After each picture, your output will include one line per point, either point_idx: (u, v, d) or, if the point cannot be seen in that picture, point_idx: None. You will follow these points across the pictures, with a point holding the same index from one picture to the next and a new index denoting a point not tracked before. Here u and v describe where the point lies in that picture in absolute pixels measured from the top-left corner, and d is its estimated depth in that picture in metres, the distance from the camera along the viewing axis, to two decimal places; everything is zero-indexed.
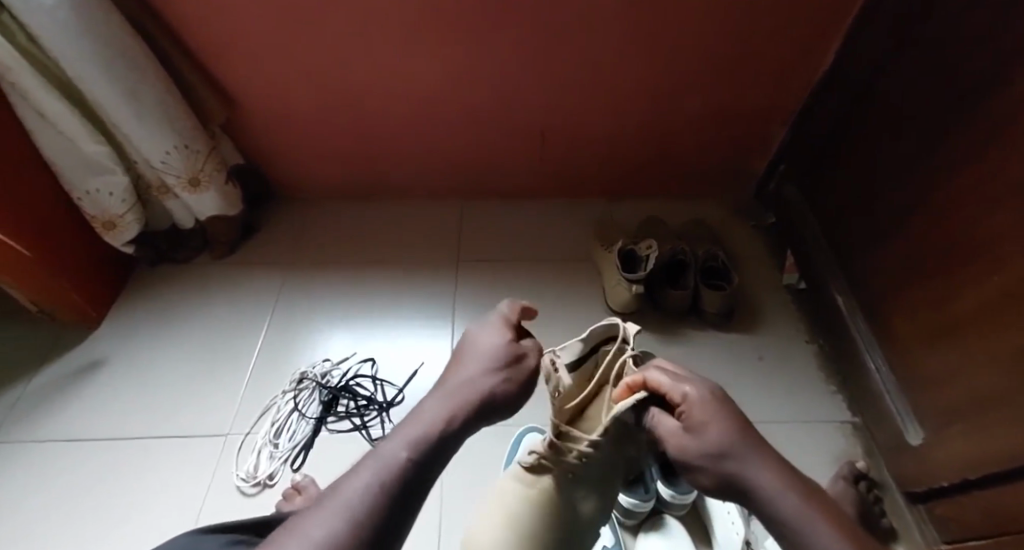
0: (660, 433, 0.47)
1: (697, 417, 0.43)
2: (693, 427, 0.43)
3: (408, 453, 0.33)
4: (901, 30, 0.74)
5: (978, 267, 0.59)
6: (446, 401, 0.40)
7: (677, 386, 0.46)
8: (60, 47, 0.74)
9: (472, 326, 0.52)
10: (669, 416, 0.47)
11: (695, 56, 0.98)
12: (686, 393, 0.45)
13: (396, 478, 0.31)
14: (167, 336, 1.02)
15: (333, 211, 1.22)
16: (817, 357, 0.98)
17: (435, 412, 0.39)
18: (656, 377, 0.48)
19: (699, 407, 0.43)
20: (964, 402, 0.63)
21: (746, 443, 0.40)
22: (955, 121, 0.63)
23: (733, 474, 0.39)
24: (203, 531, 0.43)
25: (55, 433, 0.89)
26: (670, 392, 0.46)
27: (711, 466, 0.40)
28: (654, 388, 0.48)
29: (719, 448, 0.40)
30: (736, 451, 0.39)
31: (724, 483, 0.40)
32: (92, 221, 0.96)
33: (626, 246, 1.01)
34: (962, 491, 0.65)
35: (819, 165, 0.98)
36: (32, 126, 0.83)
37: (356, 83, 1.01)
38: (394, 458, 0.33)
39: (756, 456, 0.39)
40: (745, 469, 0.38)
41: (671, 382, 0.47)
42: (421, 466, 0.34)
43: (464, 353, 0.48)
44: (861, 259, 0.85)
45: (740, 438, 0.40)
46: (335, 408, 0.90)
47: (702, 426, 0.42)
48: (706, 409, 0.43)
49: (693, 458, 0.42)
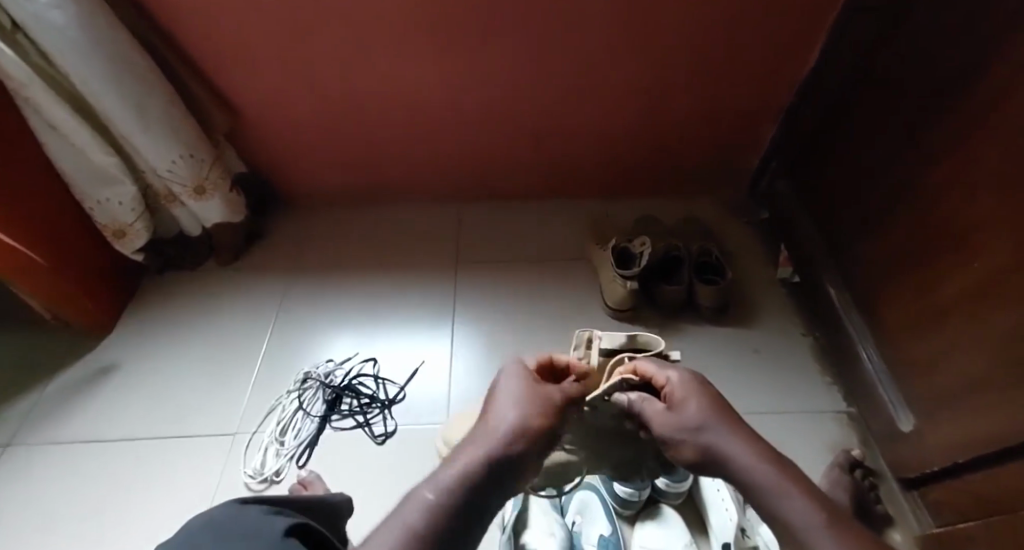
0: (645, 412, 0.56)
1: (679, 397, 0.53)
2: (674, 403, 0.53)
3: (437, 497, 0.39)
4: (886, 22, 0.75)
5: (963, 256, 0.60)
6: (474, 451, 0.43)
7: (662, 371, 0.56)
8: (71, 63, 0.78)
9: (504, 372, 0.54)
10: (652, 399, 0.57)
11: (685, 55, 0.99)
12: (670, 377, 0.55)
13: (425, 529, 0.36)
14: (176, 340, 1.05)
15: (335, 216, 1.25)
16: (811, 349, 0.99)
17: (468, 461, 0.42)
18: (644, 365, 0.58)
19: (682, 388, 0.53)
20: (953, 387, 0.64)
21: (719, 418, 0.50)
22: (937, 109, 0.64)
23: (711, 443, 0.49)
24: (242, 502, 0.34)
25: (70, 435, 0.92)
26: (657, 378, 0.57)
27: (691, 439, 0.50)
28: (643, 375, 0.58)
29: (697, 421, 0.50)
30: (710, 424, 0.50)
31: (706, 453, 0.49)
32: (103, 229, 0.99)
33: (619, 245, 1.04)
34: (954, 475, 0.66)
35: (810, 160, 0.99)
36: (45, 138, 0.87)
37: (353, 91, 1.04)
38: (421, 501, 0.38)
39: (725, 429, 0.49)
40: (718, 440, 0.49)
41: (657, 369, 0.57)
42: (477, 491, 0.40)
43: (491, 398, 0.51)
44: (853, 250, 0.86)
45: (713, 413, 0.51)
46: (339, 406, 0.93)
47: (682, 403, 0.52)
48: (687, 387, 0.53)
49: (676, 429, 0.51)
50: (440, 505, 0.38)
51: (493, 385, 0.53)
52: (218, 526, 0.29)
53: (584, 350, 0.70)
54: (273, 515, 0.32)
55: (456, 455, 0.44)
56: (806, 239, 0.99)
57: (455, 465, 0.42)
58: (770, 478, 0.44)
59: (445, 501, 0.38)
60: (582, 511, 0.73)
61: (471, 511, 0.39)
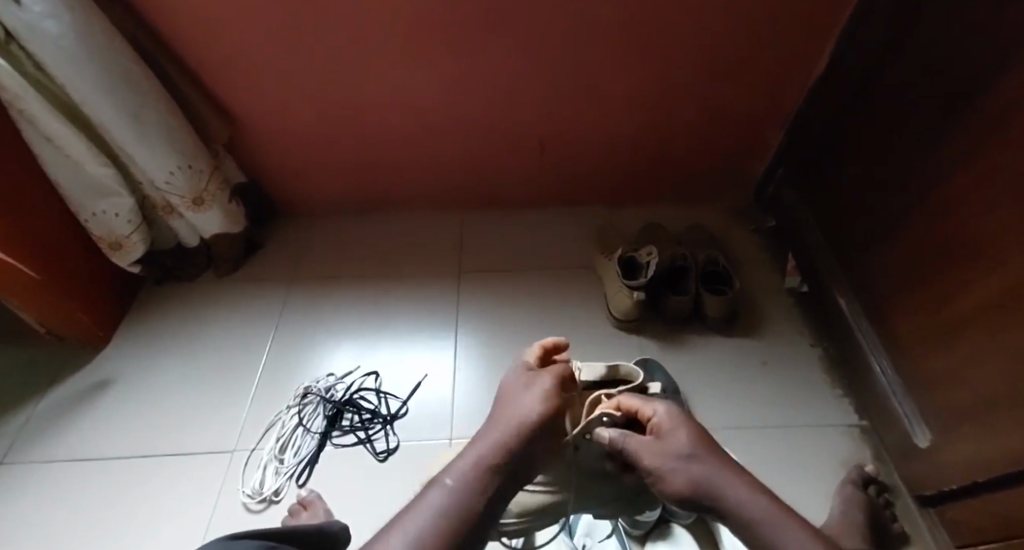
0: (631, 447, 0.50)
1: (668, 426, 0.50)
2: (663, 435, 0.50)
3: (456, 484, 0.43)
4: (897, 30, 0.74)
5: (981, 268, 0.58)
6: (485, 444, 0.47)
7: (647, 403, 0.53)
8: (66, 74, 0.77)
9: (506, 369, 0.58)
10: (632, 434, 0.52)
11: (690, 62, 0.98)
12: (657, 408, 0.52)
13: (445, 508, 0.41)
14: (172, 354, 1.03)
15: (335, 227, 1.23)
16: (821, 361, 0.97)
17: (480, 452, 0.46)
18: (629, 399, 0.54)
19: (669, 419, 0.51)
20: (970, 404, 0.63)
21: (707, 447, 0.49)
22: (951, 118, 0.62)
23: (702, 475, 0.47)
24: (231, 537, 0.40)
25: (64, 452, 0.90)
26: (642, 411, 0.53)
27: (685, 470, 0.47)
28: (627, 409, 0.54)
29: (690, 449, 0.48)
30: (699, 454, 0.48)
31: (697, 486, 0.46)
32: (99, 241, 0.97)
33: (625, 254, 1.01)
34: (973, 494, 0.64)
35: (818, 169, 0.98)
36: (40, 150, 0.85)
37: (355, 99, 1.03)
38: (444, 486, 0.43)
39: (714, 460, 0.48)
40: (708, 472, 0.47)
41: (642, 401, 0.53)
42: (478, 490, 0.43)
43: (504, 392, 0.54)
44: (863, 260, 0.84)
45: (700, 444, 0.49)
46: (340, 422, 0.91)
47: (673, 432, 0.50)
48: (675, 418, 0.51)
49: (665, 461, 0.48)
50: (458, 486, 0.43)
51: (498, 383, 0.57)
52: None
53: None
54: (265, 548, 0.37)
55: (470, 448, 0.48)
56: (815, 248, 0.98)
57: (471, 457, 0.46)
58: (765, 512, 0.43)
59: (465, 492, 0.43)
60: (590, 532, 0.72)
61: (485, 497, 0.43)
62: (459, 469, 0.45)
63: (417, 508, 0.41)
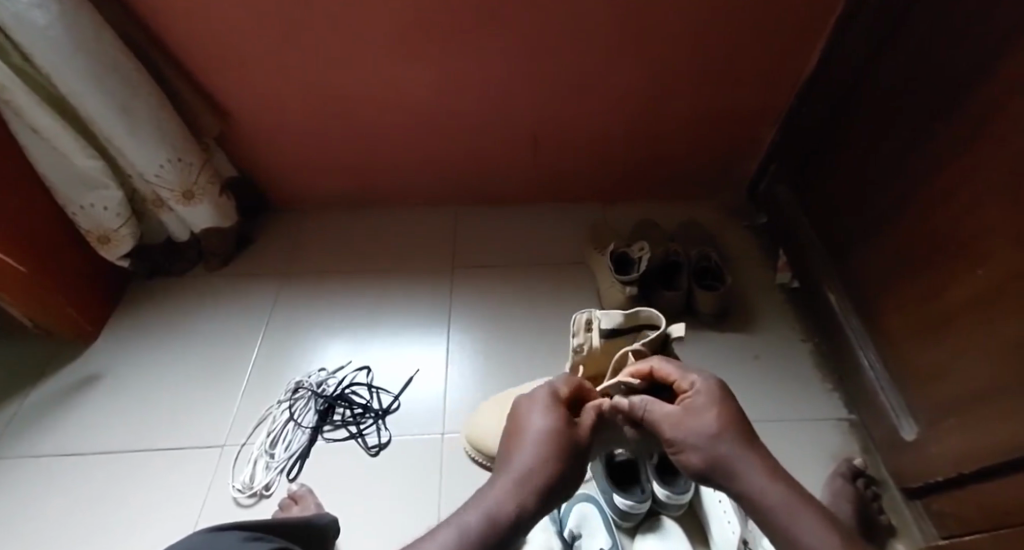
0: (652, 413, 0.51)
1: (699, 402, 0.50)
2: (691, 409, 0.50)
3: (481, 525, 0.41)
4: (886, 29, 0.74)
5: (966, 264, 0.59)
6: (513, 481, 0.44)
7: (685, 375, 0.53)
8: (54, 65, 0.76)
9: (534, 398, 0.53)
10: (655, 401, 0.52)
11: (683, 59, 0.98)
12: (694, 381, 0.52)
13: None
14: (162, 349, 1.02)
15: (328, 221, 1.23)
16: (811, 355, 0.98)
17: (509, 488, 0.44)
18: (664, 368, 0.55)
19: (703, 394, 0.50)
20: (956, 396, 0.63)
21: (732, 428, 0.48)
22: (939, 116, 0.63)
23: (723, 455, 0.46)
24: (218, 527, 0.37)
25: (52, 448, 0.89)
26: (678, 382, 0.53)
27: (708, 449, 0.47)
28: (662, 376, 0.55)
29: (715, 430, 0.47)
30: (726, 435, 0.47)
31: (712, 463, 0.47)
32: (87, 235, 0.96)
33: (616, 250, 1.03)
34: (958, 485, 0.65)
35: (810, 165, 0.99)
36: (26, 143, 0.84)
37: (348, 94, 1.02)
38: (473, 521, 0.41)
39: (739, 444, 0.47)
40: (734, 454, 0.46)
41: (680, 372, 0.54)
42: (495, 535, 0.41)
43: (527, 430, 0.49)
44: (853, 256, 0.85)
45: (729, 427, 0.48)
46: (331, 417, 0.91)
47: (702, 410, 0.49)
48: (711, 394, 0.50)
49: (689, 436, 0.48)
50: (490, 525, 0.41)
51: (523, 408, 0.53)
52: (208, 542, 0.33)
53: (584, 334, 0.69)
54: (254, 539, 0.36)
55: (491, 485, 0.45)
56: (805, 244, 0.98)
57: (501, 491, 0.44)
58: (782, 500, 0.43)
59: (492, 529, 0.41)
60: (581, 524, 0.72)
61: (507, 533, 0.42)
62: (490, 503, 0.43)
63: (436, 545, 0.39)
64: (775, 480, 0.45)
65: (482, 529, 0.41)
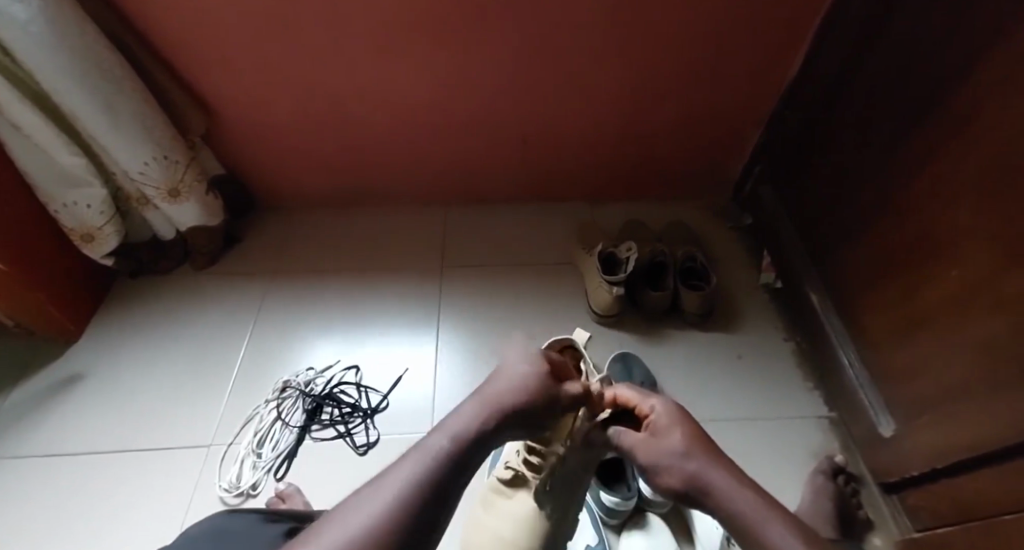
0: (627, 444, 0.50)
1: (663, 423, 0.48)
2: (658, 432, 0.47)
3: (451, 444, 0.35)
4: (866, 37, 0.76)
5: (941, 266, 0.60)
6: (480, 408, 0.40)
7: (645, 400, 0.52)
8: (35, 61, 0.74)
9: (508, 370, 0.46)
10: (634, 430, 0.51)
11: (671, 62, 1.00)
12: (654, 404, 0.50)
13: (438, 474, 0.33)
14: (146, 347, 1.01)
15: (316, 220, 1.22)
16: (794, 354, 1.00)
17: (474, 412, 0.40)
18: (625, 393, 0.54)
19: (667, 415, 0.48)
20: (930, 395, 0.65)
21: (702, 445, 0.45)
22: (915, 124, 0.65)
23: (696, 470, 0.43)
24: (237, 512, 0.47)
25: (32, 447, 0.88)
26: (640, 408, 0.52)
27: (677, 466, 0.44)
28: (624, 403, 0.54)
29: (682, 447, 0.45)
30: (696, 451, 0.44)
31: (688, 482, 0.43)
32: (70, 233, 0.95)
33: (605, 250, 1.03)
34: (933, 480, 0.67)
35: (793, 168, 1.00)
36: (7, 139, 0.82)
37: (337, 90, 1.01)
38: (433, 448, 0.35)
39: (708, 456, 0.44)
40: (703, 468, 0.43)
41: (640, 397, 0.52)
42: (461, 457, 0.35)
43: (500, 372, 0.45)
44: (834, 258, 0.87)
45: (699, 443, 0.45)
46: (319, 416, 0.90)
47: (667, 429, 0.47)
48: (672, 415, 0.48)
49: (658, 457, 0.45)
50: (433, 464, 0.33)
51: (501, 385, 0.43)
52: (226, 533, 0.42)
53: None
54: (266, 521, 0.45)
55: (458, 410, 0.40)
56: (788, 246, 1.00)
57: (502, 391, 0.42)
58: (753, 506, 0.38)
59: (440, 443, 0.35)
60: None
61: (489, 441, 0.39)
62: (485, 399, 0.41)
63: (406, 467, 0.32)
64: (748, 493, 0.39)
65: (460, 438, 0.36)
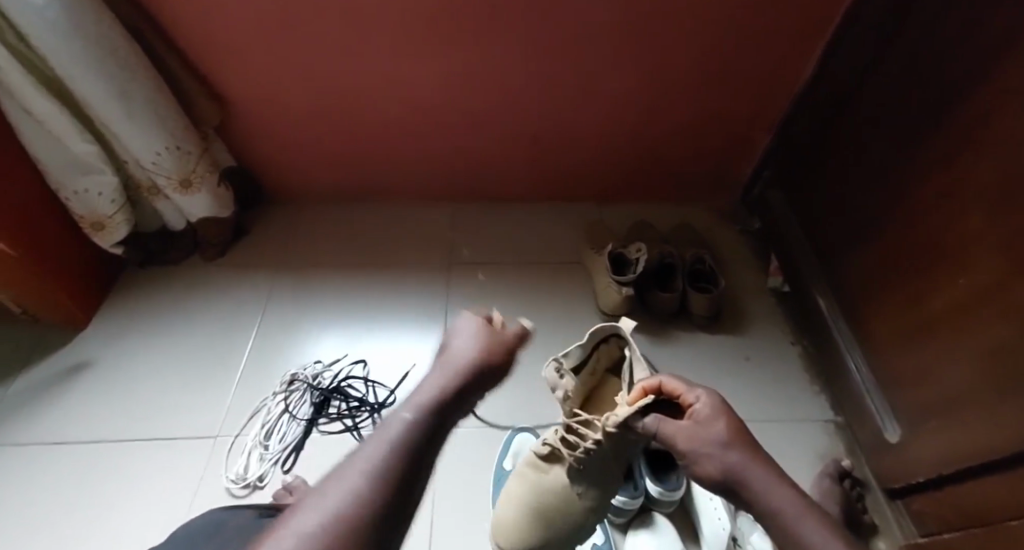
0: (664, 430, 0.48)
1: (708, 414, 0.47)
2: (701, 422, 0.47)
3: (418, 415, 0.34)
4: (880, 45, 0.77)
5: (952, 273, 0.61)
6: (444, 378, 0.40)
7: (691, 389, 0.50)
8: (52, 48, 0.74)
9: (453, 335, 0.48)
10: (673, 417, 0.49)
11: (684, 64, 1.00)
12: (700, 394, 0.49)
13: (409, 441, 0.31)
14: (153, 337, 1.01)
15: (325, 215, 1.22)
16: (800, 358, 1.00)
17: (436, 385, 0.39)
18: (670, 382, 0.51)
19: (712, 406, 0.48)
20: (938, 401, 0.66)
21: (742, 439, 0.45)
22: (927, 132, 0.65)
23: (736, 462, 0.43)
24: None
25: (38, 435, 0.87)
26: (684, 397, 0.50)
27: (719, 456, 0.44)
28: (667, 391, 0.51)
29: (726, 440, 0.45)
30: (737, 444, 0.45)
31: (728, 473, 0.43)
32: (80, 221, 0.95)
33: (614, 250, 1.03)
34: (938, 486, 0.67)
35: (802, 173, 1.01)
36: (20, 125, 0.82)
37: (350, 84, 1.01)
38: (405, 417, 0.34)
39: (749, 450, 0.44)
40: (744, 460, 0.43)
41: (686, 386, 0.50)
42: (427, 424, 0.34)
43: (449, 347, 0.46)
44: (842, 263, 0.88)
45: (739, 437, 0.46)
46: (327, 409, 0.90)
47: (712, 421, 0.47)
48: (716, 405, 0.48)
49: (700, 446, 0.45)
50: (421, 419, 0.34)
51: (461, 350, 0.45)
52: None
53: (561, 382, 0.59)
54: None
55: (423, 386, 0.39)
56: (796, 250, 1.01)
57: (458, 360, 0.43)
58: (792, 504, 0.40)
59: (415, 410, 0.35)
60: None
61: (458, 400, 0.40)
62: (447, 371, 0.41)
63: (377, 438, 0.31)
64: (783, 487, 0.41)
65: (426, 411, 0.35)
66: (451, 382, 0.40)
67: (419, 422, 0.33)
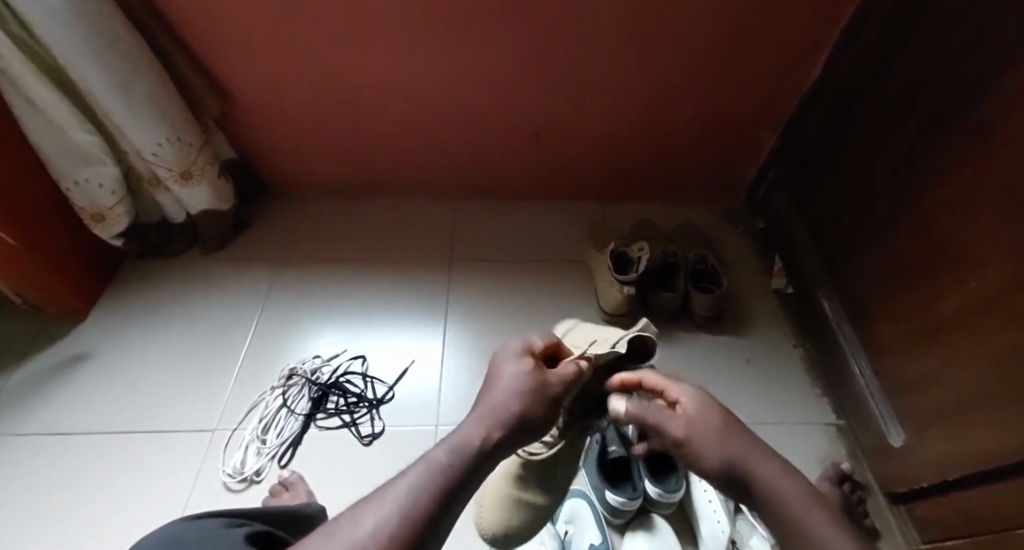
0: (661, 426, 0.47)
1: (697, 404, 0.46)
2: (690, 412, 0.46)
3: (453, 462, 0.34)
4: (890, 44, 0.75)
5: (960, 276, 0.60)
6: (484, 421, 0.40)
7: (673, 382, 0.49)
8: (53, 37, 0.74)
9: (504, 361, 0.48)
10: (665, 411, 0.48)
11: (690, 62, 0.99)
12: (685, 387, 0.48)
13: (437, 490, 0.31)
14: (153, 329, 1.01)
15: (326, 209, 1.22)
16: (803, 360, 0.99)
17: (476, 428, 0.39)
18: (651, 377, 0.51)
19: (699, 397, 0.47)
20: (944, 406, 0.64)
21: (737, 427, 0.44)
22: (937, 132, 0.64)
23: (733, 449, 0.42)
24: (197, 515, 0.36)
25: (35, 426, 0.87)
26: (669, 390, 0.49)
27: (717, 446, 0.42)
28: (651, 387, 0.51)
29: (718, 428, 0.43)
30: (730, 431, 0.43)
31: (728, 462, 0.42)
32: (80, 211, 0.95)
33: (617, 248, 1.03)
34: (942, 492, 0.66)
35: (809, 173, 0.99)
36: (22, 114, 0.82)
37: (352, 78, 1.01)
38: (437, 464, 0.34)
39: (743, 438, 0.43)
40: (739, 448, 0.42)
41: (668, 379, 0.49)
42: (460, 473, 0.34)
43: (498, 377, 0.46)
44: (848, 265, 0.87)
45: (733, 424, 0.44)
46: (325, 404, 0.90)
47: (701, 411, 0.45)
48: (703, 396, 0.47)
49: (695, 436, 0.44)
50: (452, 468, 0.34)
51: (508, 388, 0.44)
52: (187, 535, 0.32)
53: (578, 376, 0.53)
54: (233, 526, 0.35)
55: (463, 425, 0.39)
56: (802, 251, 1.00)
57: (505, 400, 0.42)
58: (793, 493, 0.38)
59: (448, 454, 0.35)
60: (573, 519, 0.73)
61: (498, 451, 0.39)
62: (488, 412, 0.41)
63: (407, 484, 0.31)
64: (785, 475, 0.40)
65: (459, 460, 0.35)
66: (496, 425, 0.39)
67: (448, 471, 0.33)
